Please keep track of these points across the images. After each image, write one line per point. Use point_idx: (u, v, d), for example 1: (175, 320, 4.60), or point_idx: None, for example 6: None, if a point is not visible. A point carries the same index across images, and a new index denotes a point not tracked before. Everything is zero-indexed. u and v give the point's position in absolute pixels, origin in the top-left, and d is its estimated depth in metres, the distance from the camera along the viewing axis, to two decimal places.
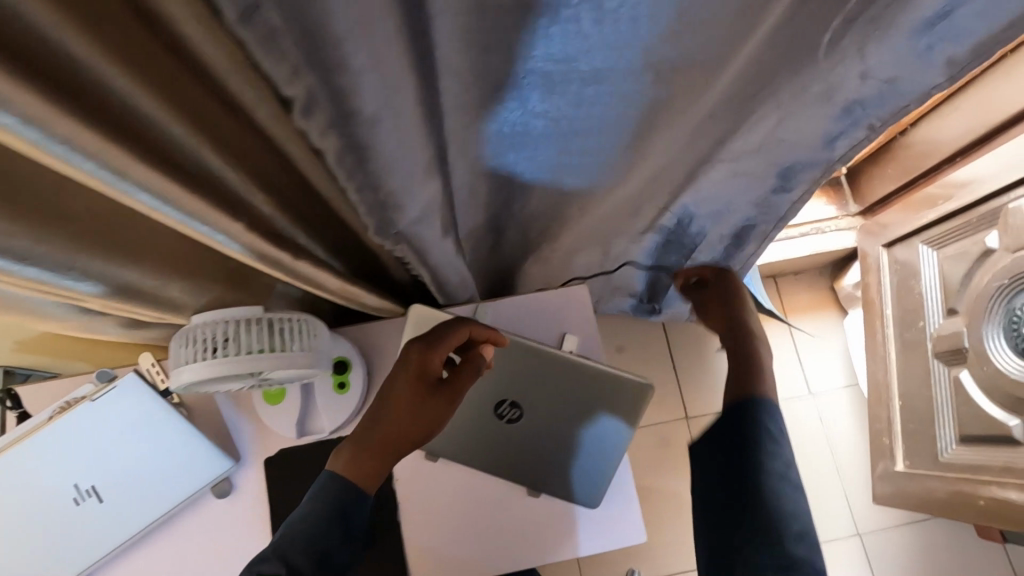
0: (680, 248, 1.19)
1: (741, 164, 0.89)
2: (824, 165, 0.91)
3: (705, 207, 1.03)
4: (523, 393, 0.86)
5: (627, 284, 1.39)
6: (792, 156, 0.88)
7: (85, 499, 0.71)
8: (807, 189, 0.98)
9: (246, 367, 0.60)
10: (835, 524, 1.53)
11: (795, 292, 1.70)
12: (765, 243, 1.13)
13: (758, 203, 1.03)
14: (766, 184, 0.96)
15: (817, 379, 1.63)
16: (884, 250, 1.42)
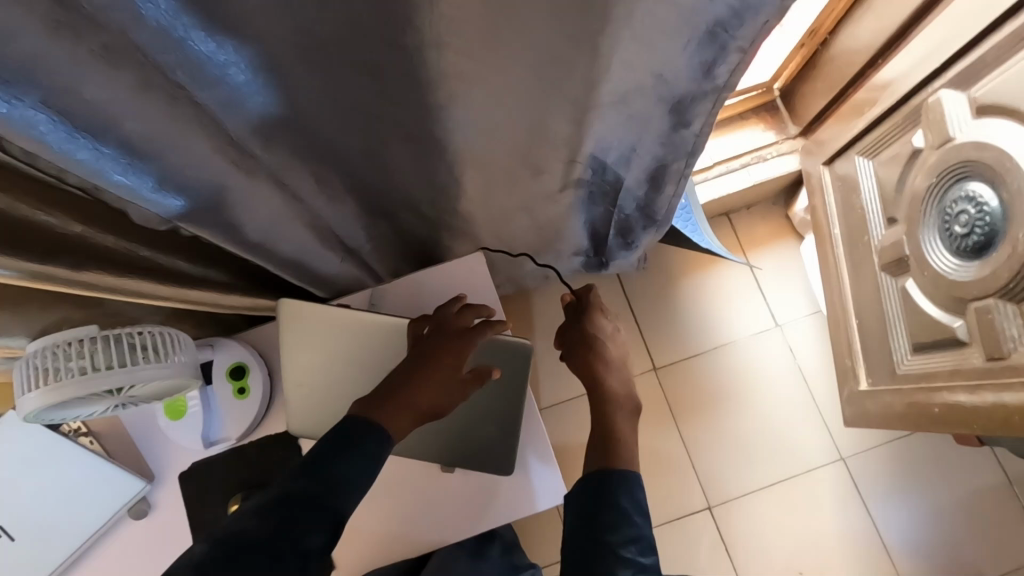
0: (605, 196, 1.15)
1: (630, 105, 0.85)
2: (712, 94, 0.85)
3: (613, 151, 0.99)
4: None
5: (567, 244, 1.36)
6: (675, 87, 0.82)
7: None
8: (706, 120, 0.92)
9: (109, 382, 0.65)
10: (817, 451, 1.52)
11: (749, 226, 1.66)
12: (684, 180, 1.08)
13: (663, 142, 0.98)
14: (661, 121, 0.91)
15: (782, 309, 1.60)
16: (825, 168, 1.37)
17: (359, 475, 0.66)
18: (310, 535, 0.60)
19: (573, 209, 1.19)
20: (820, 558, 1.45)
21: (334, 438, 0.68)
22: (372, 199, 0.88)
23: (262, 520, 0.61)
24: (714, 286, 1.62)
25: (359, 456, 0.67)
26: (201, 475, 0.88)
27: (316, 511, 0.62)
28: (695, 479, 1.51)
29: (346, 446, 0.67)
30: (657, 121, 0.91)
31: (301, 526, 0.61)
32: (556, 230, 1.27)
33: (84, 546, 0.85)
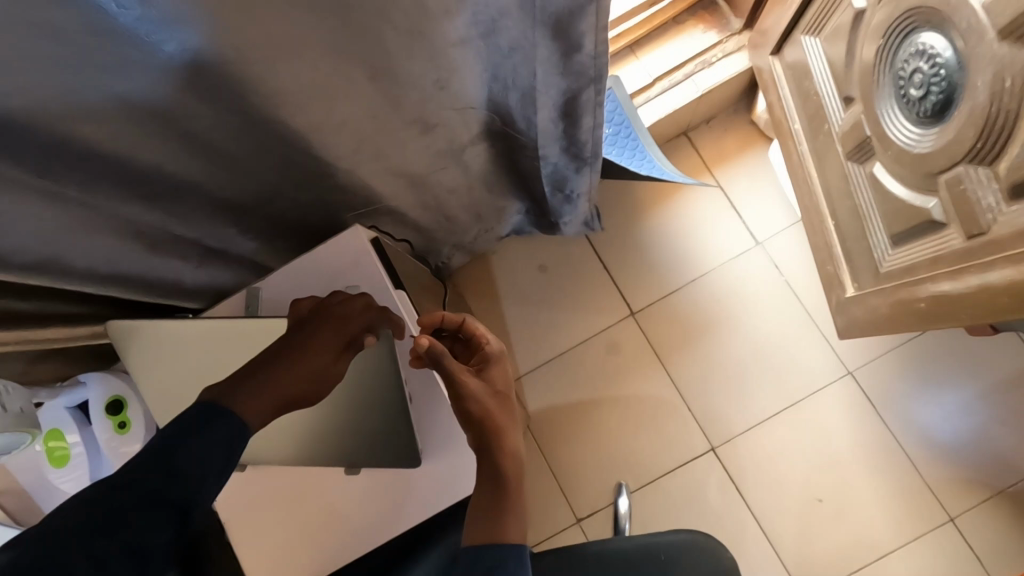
0: (524, 145, 0.99)
1: (498, 33, 0.71)
2: (591, 2, 0.67)
3: (510, 93, 0.85)
4: None
5: (502, 197, 1.24)
6: (541, 0, 0.66)
7: None
8: (599, 39, 0.74)
9: None
10: (821, 369, 1.39)
11: (713, 141, 1.52)
12: (603, 114, 0.90)
13: (562, 72, 0.80)
14: (546, 50, 0.74)
15: (760, 224, 1.46)
16: (774, 59, 1.22)
17: (217, 463, 0.60)
18: (147, 539, 0.56)
19: (490, 158, 1.07)
20: (840, 481, 1.35)
21: (191, 419, 0.61)
22: (233, 192, 0.79)
23: (87, 512, 0.55)
24: (683, 213, 1.49)
25: (214, 444, 0.60)
26: None
27: (155, 507, 0.57)
28: (693, 421, 1.41)
29: (205, 430, 0.61)
30: (539, 51, 0.74)
31: (141, 526, 0.56)
32: (482, 184, 1.16)
33: None
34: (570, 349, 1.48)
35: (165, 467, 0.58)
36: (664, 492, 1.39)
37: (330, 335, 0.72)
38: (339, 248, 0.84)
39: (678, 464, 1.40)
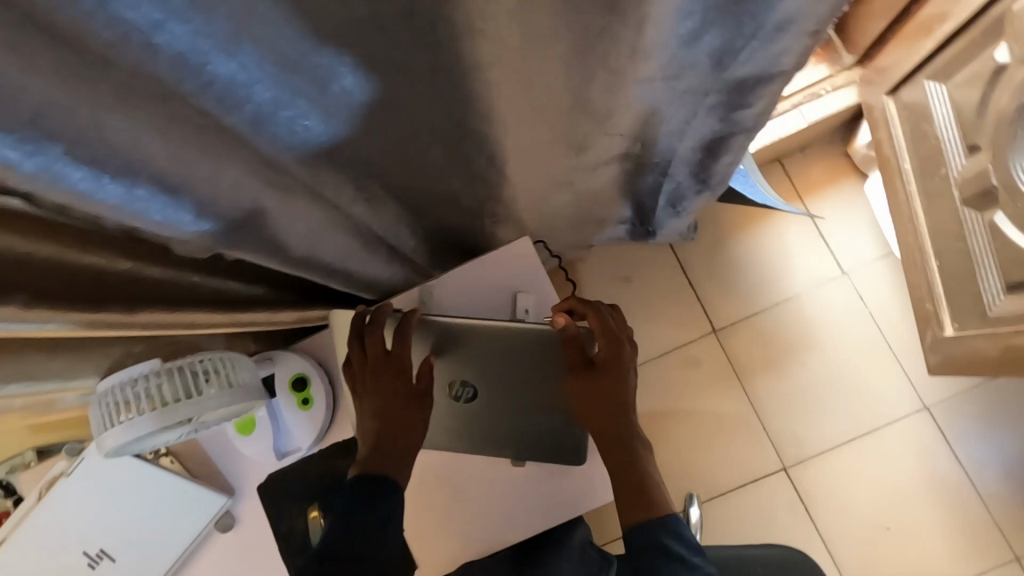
0: (655, 166, 1.09)
1: (681, 80, 0.78)
2: (776, 75, 0.78)
3: (669, 126, 0.93)
4: (468, 372, 0.93)
5: (610, 211, 1.30)
6: (730, 65, 0.76)
7: (99, 559, 0.83)
8: (768, 101, 0.85)
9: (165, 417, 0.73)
10: (898, 402, 1.43)
11: (805, 170, 1.55)
12: (742, 152, 1.00)
13: (720, 118, 0.90)
14: (717, 99, 0.85)
15: (848, 255, 1.50)
16: (889, 97, 1.26)
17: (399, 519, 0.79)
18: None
19: (618, 180, 1.15)
20: (909, 511, 1.39)
21: (354, 495, 0.79)
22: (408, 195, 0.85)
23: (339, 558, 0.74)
24: (772, 238, 1.53)
25: (386, 510, 0.78)
26: (279, 489, 0.86)
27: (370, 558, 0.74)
28: (766, 439, 1.46)
29: (383, 497, 0.79)
30: (706, 95, 0.84)
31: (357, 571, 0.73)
32: (599, 199, 1.21)
33: (177, 566, 0.86)
34: (651, 359, 1.53)
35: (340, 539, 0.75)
36: (736, 506, 1.44)
37: (394, 395, 0.84)
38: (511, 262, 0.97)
39: (750, 479, 1.44)
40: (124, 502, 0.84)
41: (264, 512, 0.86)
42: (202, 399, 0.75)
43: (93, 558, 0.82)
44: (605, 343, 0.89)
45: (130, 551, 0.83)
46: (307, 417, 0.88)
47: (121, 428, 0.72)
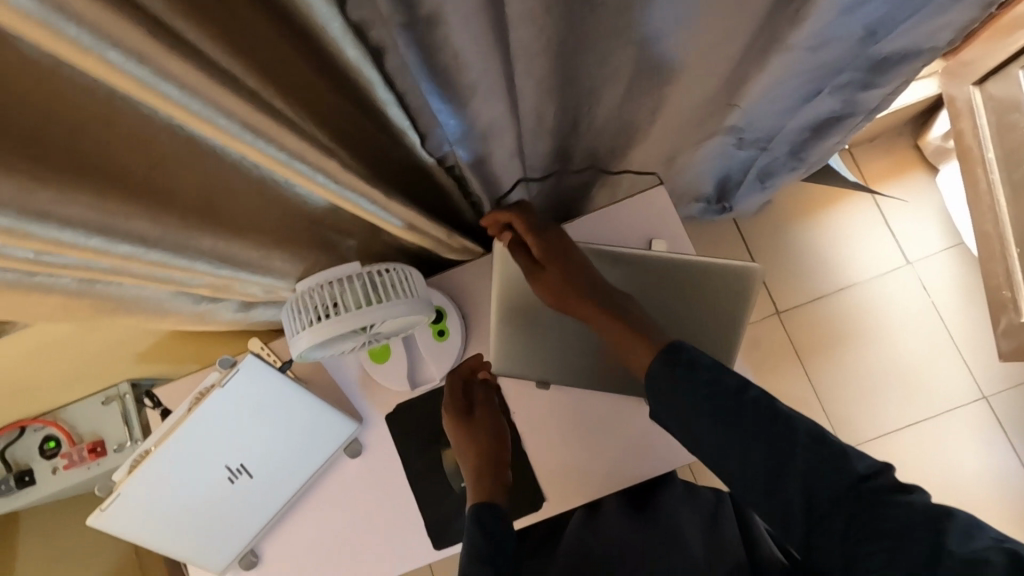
0: (755, 142, 1.06)
1: (824, 48, 0.77)
2: (922, 52, 0.83)
3: (776, 106, 0.92)
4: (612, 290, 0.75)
5: (691, 189, 1.27)
6: (880, 41, 0.78)
7: (239, 475, 0.75)
8: (902, 79, 0.88)
9: (352, 324, 0.58)
10: (956, 390, 1.46)
11: (874, 161, 1.57)
12: (853, 132, 1.01)
13: (845, 99, 0.91)
14: (851, 77, 0.86)
15: (913, 245, 1.52)
16: (976, 88, 1.27)
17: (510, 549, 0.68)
18: None
19: (712, 154, 1.11)
20: (966, 497, 1.41)
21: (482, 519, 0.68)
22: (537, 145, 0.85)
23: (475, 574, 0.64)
24: (840, 227, 1.55)
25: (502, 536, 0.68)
26: (409, 415, 0.81)
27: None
28: (827, 422, 1.48)
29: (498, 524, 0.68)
30: (843, 71, 0.84)
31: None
32: (686, 173, 1.19)
33: (308, 484, 0.81)
34: None
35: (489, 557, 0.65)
36: None
37: (453, 429, 0.76)
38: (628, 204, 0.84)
39: None
40: (267, 422, 0.75)
41: (393, 441, 0.81)
42: (379, 307, 0.59)
43: (232, 474, 0.75)
44: (538, 238, 0.73)
45: (273, 470, 0.77)
46: (442, 348, 0.80)
47: (302, 336, 0.59)
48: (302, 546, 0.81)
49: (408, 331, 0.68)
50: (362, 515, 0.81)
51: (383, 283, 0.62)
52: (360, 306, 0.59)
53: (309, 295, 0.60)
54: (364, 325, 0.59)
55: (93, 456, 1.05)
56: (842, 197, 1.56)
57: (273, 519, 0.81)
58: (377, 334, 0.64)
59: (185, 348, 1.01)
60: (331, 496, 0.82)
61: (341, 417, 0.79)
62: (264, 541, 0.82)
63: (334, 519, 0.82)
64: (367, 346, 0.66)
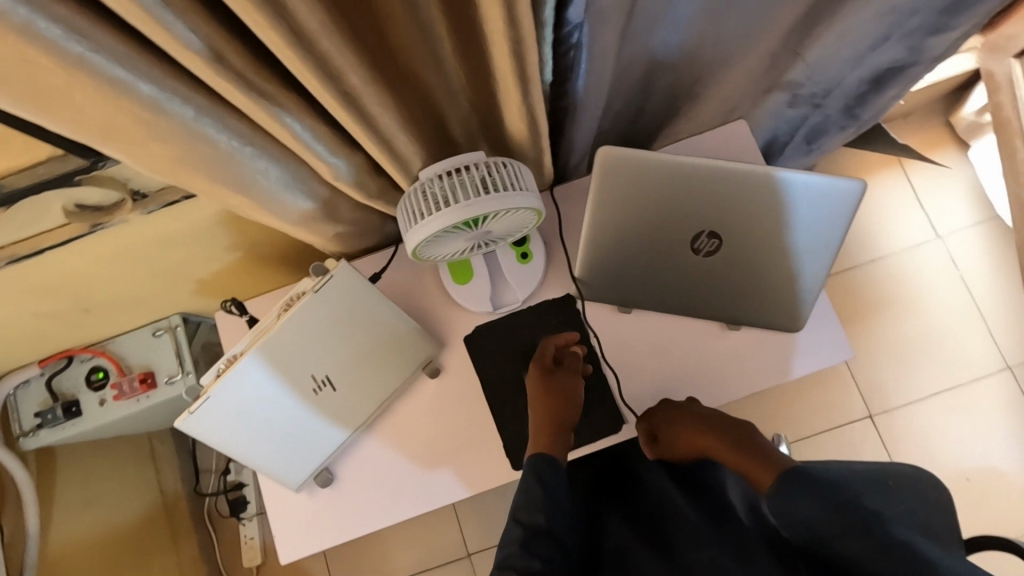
0: (811, 99, 1.04)
1: None
2: None
3: (843, 55, 0.93)
4: (719, 218, 0.70)
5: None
6: None
7: (324, 387, 0.74)
8: (969, 25, 0.91)
9: (473, 211, 0.58)
10: (982, 361, 1.49)
11: (908, 136, 1.59)
12: (910, 85, 1.03)
13: (912, 45, 0.93)
14: (924, 20, 0.89)
15: (943, 219, 1.55)
16: (1016, 62, 1.30)
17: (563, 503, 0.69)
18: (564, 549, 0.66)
19: (768, 115, 1.08)
20: (989, 464, 1.45)
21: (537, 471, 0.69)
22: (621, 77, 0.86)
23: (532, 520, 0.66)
24: (874, 200, 1.57)
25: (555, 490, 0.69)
26: (489, 337, 0.81)
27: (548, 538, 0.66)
28: (855, 388, 1.51)
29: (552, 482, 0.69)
30: (921, 12, 0.87)
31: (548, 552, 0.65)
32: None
33: (387, 403, 0.81)
34: None
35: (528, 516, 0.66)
36: (823, 447, 1.49)
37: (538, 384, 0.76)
38: (710, 136, 0.84)
39: (839, 425, 1.49)
40: (352, 335, 0.74)
41: (472, 364, 0.81)
42: (500, 195, 0.59)
43: (317, 385, 0.74)
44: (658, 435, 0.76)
45: (355, 385, 0.76)
46: (527, 272, 0.80)
47: (426, 222, 0.59)
48: (379, 466, 0.81)
49: (514, 235, 0.68)
50: (439, 437, 0.81)
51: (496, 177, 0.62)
52: (479, 194, 0.59)
53: (426, 186, 0.60)
54: (483, 213, 0.59)
55: (143, 388, 1.03)
56: (875, 170, 1.58)
57: (350, 438, 0.80)
58: (489, 231, 0.64)
59: (245, 278, 0.99)
60: (407, 417, 0.81)
61: (423, 335, 0.79)
62: (338, 460, 0.81)
63: (409, 441, 0.81)
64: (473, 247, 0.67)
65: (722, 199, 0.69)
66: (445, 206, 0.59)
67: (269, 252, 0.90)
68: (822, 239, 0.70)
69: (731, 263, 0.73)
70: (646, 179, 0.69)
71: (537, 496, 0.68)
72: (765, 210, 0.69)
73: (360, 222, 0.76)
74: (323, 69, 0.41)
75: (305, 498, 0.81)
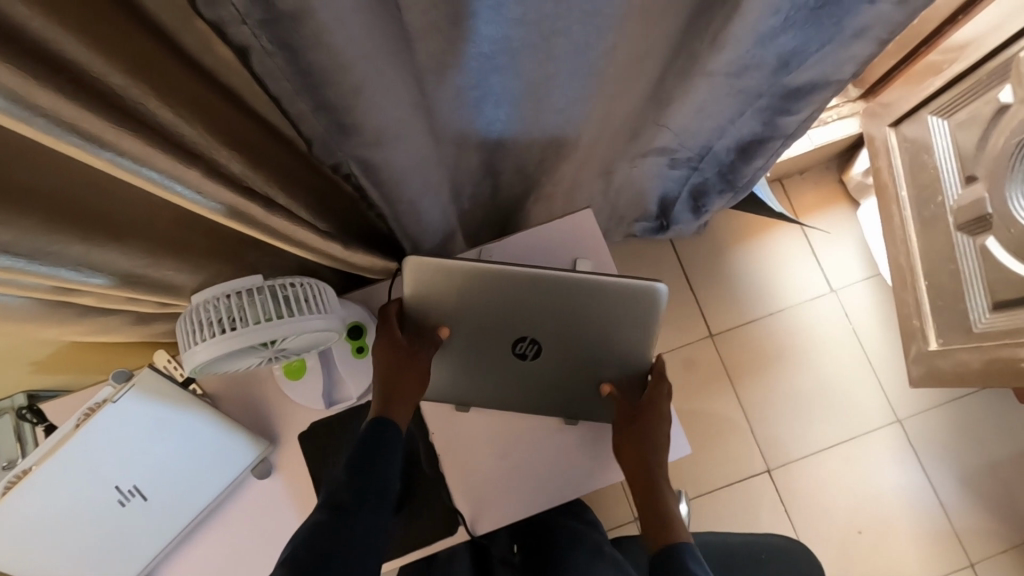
0: (688, 162, 1.03)
1: (742, 79, 0.77)
2: (837, 81, 0.82)
3: (704, 124, 0.90)
4: (513, 338, 0.72)
5: (631, 209, 1.24)
6: (792, 75, 0.79)
7: (132, 497, 0.67)
8: (816, 105, 0.88)
9: (250, 339, 0.55)
10: (874, 414, 1.52)
11: (803, 192, 1.64)
12: (775, 156, 1.02)
13: (764, 121, 0.91)
14: (769, 102, 0.85)
15: (837, 275, 1.59)
16: (891, 130, 1.35)
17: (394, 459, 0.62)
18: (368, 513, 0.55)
19: (649, 175, 1.08)
20: (879, 516, 1.48)
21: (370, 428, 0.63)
22: (465, 165, 0.85)
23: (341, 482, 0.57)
24: (774, 253, 1.61)
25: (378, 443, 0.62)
26: (322, 432, 0.78)
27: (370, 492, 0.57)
28: (753, 442, 1.53)
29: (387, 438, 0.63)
30: (769, 100, 0.85)
31: (360, 497, 0.56)
32: (622, 191, 1.16)
33: (217, 502, 0.77)
34: None
35: (363, 463, 0.59)
36: (722, 503, 1.50)
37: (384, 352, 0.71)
38: (558, 224, 0.84)
39: (736, 479, 1.51)
40: (166, 439, 0.68)
41: (305, 461, 0.78)
42: (285, 322, 0.56)
43: (123, 497, 0.67)
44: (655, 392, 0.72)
45: (171, 490, 0.71)
46: (362, 366, 0.78)
47: (193, 350, 0.55)
48: (207, 568, 0.77)
49: (319, 347, 0.66)
50: (267, 541, 0.77)
51: (285, 299, 0.59)
52: (258, 321, 0.56)
53: (202, 311, 0.56)
54: (264, 339, 0.56)
55: None
56: (773, 226, 1.62)
57: (173, 543, 0.76)
58: (285, 349, 0.61)
59: (85, 362, 0.93)
60: (233, 519, 0.78)
61: (245, 434, 0.76)
62: (160, 569, 0.77)
63: (234, 546, 0.78)
64: (272, 360, 0.63)
65: (559, 295, 0.69)
66: (215, 333, 0.55)
67: None
68: (430, 291, 0.70)
69: (551, 365, 0.73)
70: (467, 272, 0.69)
71: (374, 446, 0.61)
72: (475, 298, 0.70)
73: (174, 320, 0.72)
74: None
75: None
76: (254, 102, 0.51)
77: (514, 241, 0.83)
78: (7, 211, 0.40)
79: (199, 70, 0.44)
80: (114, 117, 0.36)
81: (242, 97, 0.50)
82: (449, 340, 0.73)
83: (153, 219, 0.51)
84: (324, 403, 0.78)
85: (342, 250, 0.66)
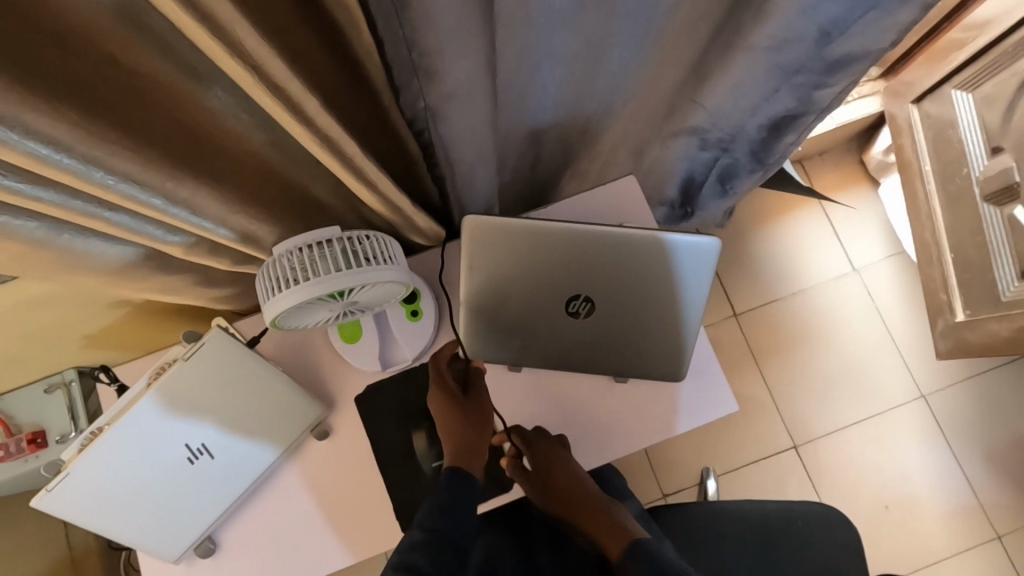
0: (718, 143, 1.03)
1: (783, 52, 0.78)
2: (874, 53, 0.83)
3: (739, 105, 0.90)
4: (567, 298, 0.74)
5: (657, 192, 1.25)
6: (832, 47, 0.80)
7: (200, 455, 0.70)
8: (851, 78, 0.89)
9: (326, 288, 0.57)
10: (899, 391, 1.54)
11: (825, 173, 1.66)
12: (807, 131, 1.03)
13: (800, 97, 0.92)
14: (808, 77, 0.87)
15: (859, 254, 1.60)
16: (914, 106, 1.36)
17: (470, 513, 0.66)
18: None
19: (678, 159, 1.07)
20: (907, 491, 1.49)
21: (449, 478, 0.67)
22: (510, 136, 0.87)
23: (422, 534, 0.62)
24: (796, 233, 1.63)
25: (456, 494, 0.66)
26: (378, 395, 0.80)
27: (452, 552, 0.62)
28: (779, 419, 1.54)
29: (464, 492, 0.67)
30: (807, 73, 0.86)
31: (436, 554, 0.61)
32: (651, 174, 1.16)
33: (277, 463, 0.80)
34: None
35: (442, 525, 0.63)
36: (750, 479, 1.52)
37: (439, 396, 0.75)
38: (603, 191, 0.86)
39: (763, 456, 1.52)
40: (233, 399, 0.70)
41: (361, 423, 0.80)
42: (358, 271, 0.58)
43: (192, 455, 0.70)
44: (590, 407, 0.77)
45: (236, 448, 0.73)
46: (416, 330, 0.80)
47: (273, 300, 0.58)
48: (267, 527, 0.79)
49: (386, 300, 0.68)
50: (327, 501, 0.79)
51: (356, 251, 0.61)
52: (333, 271, 0.58)
53: (280, 263, 0.59)
54: (338, 289, 0.58)
55: (32, 448, 0.99)
56: (795, 206, 1.64)
57: (235, 503, 0.78)
58: (356, 301, 0.63)
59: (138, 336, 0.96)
60: (292, 480, 0.80)
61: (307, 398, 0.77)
62: (222, 528, 0.79)
63: (294, 506, 0.80)
64: (343, 313, 0.65)
65: (605, 248, 0.71)
66: (292, 284, 0.58)
67: (159, 310, 0.87)
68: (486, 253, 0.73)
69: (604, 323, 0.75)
70: (522, 233, 0.71)
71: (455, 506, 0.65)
72: (531, 258, 0.72)
73: (236, 284, 0.75)
74: (98, 173, 0.42)
75: (185, 568, 0.78)
76: (330, 55, 0.53)
77: (561, 208, 0.85)
78: (122, 145, 0.42)
79: (288, 18, 0.47)
80: (233, 50, 0.39)
81: (321, 47, 0.52)
82: (504, 303, 0.75)
83: (235, 167, 0.54)
84: (379, 365, 0.80)
85: (404, 209, 0.68)
